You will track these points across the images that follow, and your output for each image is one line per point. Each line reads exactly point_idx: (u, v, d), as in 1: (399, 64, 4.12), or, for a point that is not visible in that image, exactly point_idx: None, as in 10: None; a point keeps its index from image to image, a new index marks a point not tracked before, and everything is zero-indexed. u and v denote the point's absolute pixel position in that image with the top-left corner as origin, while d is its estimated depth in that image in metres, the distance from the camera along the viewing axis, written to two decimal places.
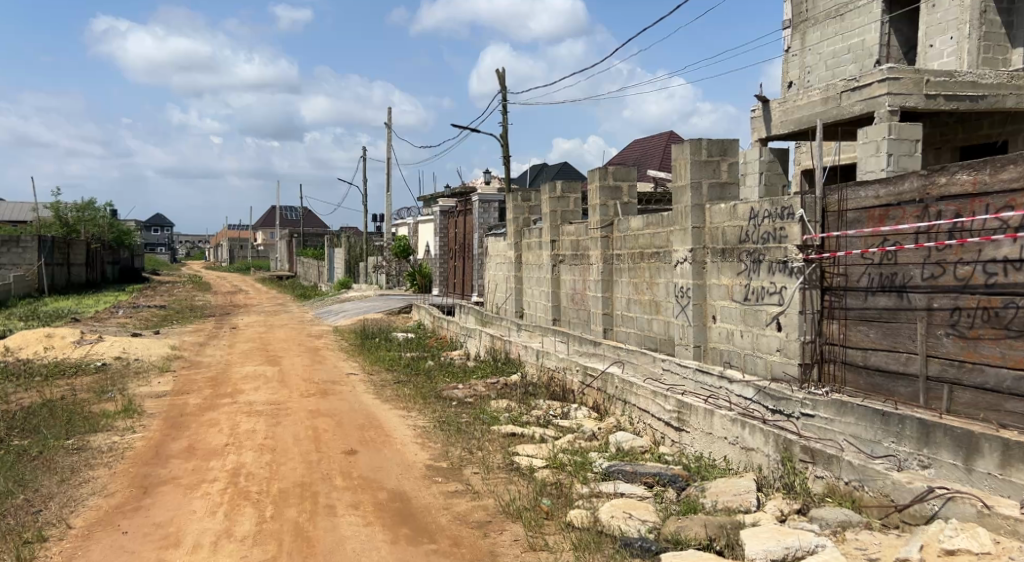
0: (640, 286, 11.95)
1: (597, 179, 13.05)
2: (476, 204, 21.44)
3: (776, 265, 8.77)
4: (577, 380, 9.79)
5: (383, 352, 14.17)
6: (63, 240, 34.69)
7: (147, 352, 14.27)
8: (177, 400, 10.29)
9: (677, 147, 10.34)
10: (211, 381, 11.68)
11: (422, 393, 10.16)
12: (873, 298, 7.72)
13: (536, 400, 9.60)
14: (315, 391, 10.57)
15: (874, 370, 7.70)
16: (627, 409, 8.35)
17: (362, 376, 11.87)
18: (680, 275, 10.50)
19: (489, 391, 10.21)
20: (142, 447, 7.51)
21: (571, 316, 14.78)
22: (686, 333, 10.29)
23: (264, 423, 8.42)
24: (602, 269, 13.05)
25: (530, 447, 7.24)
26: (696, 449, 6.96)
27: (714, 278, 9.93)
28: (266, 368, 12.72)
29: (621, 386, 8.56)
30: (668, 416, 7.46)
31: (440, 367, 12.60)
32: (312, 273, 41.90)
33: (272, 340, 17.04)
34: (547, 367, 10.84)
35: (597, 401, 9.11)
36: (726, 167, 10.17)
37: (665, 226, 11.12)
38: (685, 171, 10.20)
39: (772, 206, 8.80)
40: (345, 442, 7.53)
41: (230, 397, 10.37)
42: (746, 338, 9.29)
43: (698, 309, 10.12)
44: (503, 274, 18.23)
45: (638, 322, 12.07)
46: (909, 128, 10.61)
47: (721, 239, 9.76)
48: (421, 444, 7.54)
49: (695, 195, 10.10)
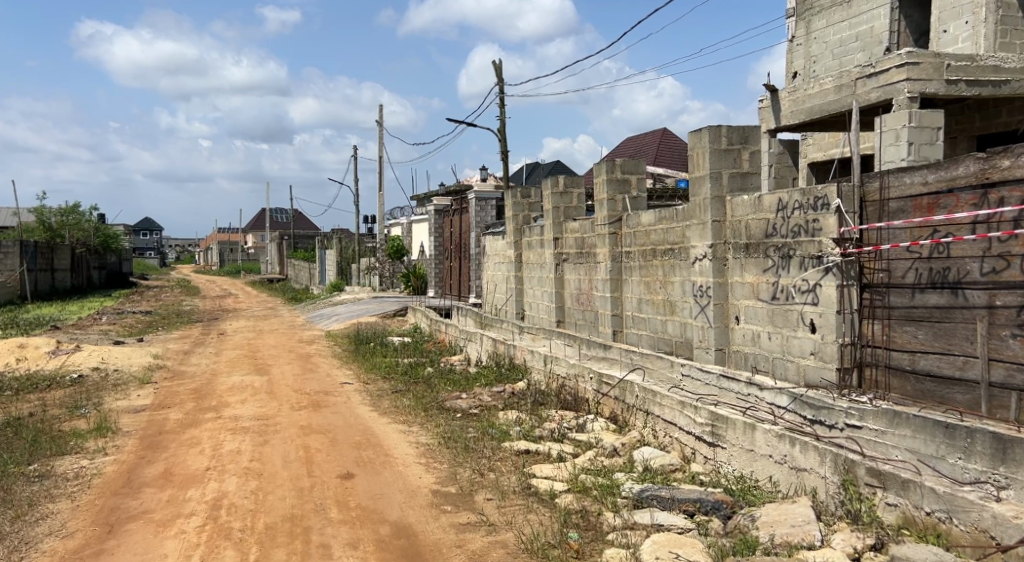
0: (653, 286, 11.23)
1: (603, 171, 12.30)
2: (472, 203, 20.72)
3: (808, 260, 8.03)
4: (590, 388, 9.04)
5: (379, 359, 13.40)
6: (46, 246, 33.80)
7: (128, 362, 13.45)
8: (157, 415, 9.49)
9: (693, 135, 9.62)
10: (194, 393, 10.89)
11: (423, 404, 9.40)
12: (921, 295, 7.00)
13: (547, 411, 8.86)
14: (307, 404, 9.78)
15: (924, 375, 6.97)
16: (651, 420, 7.61)
17: (357, 385, 11.11)
18: (698, 273, 9.78)
19: (496, 401, 9.46)
20: (113, 473, 6.72)
21: (576, 317, 14.06)
22: (706, 336, 9.56)
23: (250, 442, 7.65)
24: (611, 267, 12.32)
25: (548, 467, 6.49)
26: (734, 468, 6.23)
27: (736, 276, 9.20)
28: (255, 377, 11.93)
29: (642, 396, 7.83)
30: (699, 430, 6.73)
31: (440, 374, 11.84)
32: (303, 276, 41.02)
33: (261, 346, 16.23)
34: (556, 374, 10.09)
35: (615, 413, 8.37)
36: (747, 156, 9.46)
37: (680, 221, 10.39)
38: (703, 161, 9.47)
39: (804, 196, 8.07)
40: (341, 464, 6.77)
41: (216, 411, 9.59)
42: (775, 341, 8.55)
43: (719, 310, 9.40)
44: (502, 273, 17.49)
45: (651, 323, 11.34)
46: (932, 116, 9.82)
47: (745, 233, 9.03)
48: (425, 464, 6.78)
49: (714, 187, 9.37)
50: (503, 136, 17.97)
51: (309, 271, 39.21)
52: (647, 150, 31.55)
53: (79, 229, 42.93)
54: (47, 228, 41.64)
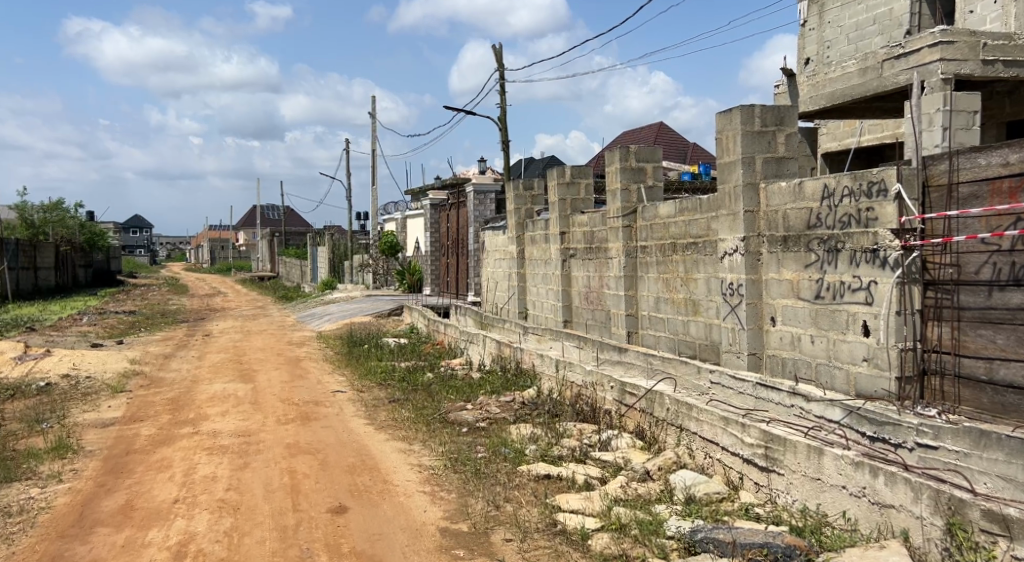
0: (674, 283, 10.33)
1: (616, 159, 11.40)
2: (470, 197, 19.77)
3: (861, 254, 7.08)
4: (611, 398, 8.11)
5: (374, 363, 12.43)
6: (28, 244, 32.67)
7: (102, 368, 12.45)
8: (126, 431, 8.50)
9: (722, 116, 8.68)
10: (171, 404, 9.91)
11: (424, 416, 8.46)
12: (1000, 294, 6.07)
13: (563, 424, 7.93)
14: (295, 418, 8.80)
15: (1005, 386, 6.05)
16: (686, 439, 6.69)
17: (350, 394, 10.16)
18: (728, 270, 8.86)
19: (505, 412, 8.50)
20: (64, 508, 5.77)
21: (585, 317, 13.14)
22: (737, 339, 8.65)
23: (228, 466, 6.69)
24: (625, 263, 11.38)
25: (575, 498, 5.53)
26: (795, 500, 5.29)
27: (772, 273, 8.28)
28: (238, 385, 10.94)
29: (675, 410, 6.89)
30: (748, 453, 5.79)
31: (441, 381, 10.87)
32: (294, 274, 40.01)
33: (248, 349, 15.22)
34: (570, 382, 9.15)
35: (642, 428, 7.42)
36: (783, 139, 8.52)
37: (705, 211, 9.49)
38: (735, 144, 8.54)
39: (854, 182, 7.12)
40: (331, 494, 5.82)
41: (193, 425, 8.62)
42: (820, 345, 7.62)
43: (753, 310, 8.48)
44: (504, 270, 16.55)
45: (671, 325, 10.45)
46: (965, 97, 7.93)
47: (783, 225, 8.11)
48: (430, 494, 5.83)
49: (747, 173, 8.44)
50: (503, 125, 17.00)
51: (300, 267, 38.22)
52: (644, 140, 30.60)
53: (62, 225, 41.79)
54: (29, 225, 40.54)
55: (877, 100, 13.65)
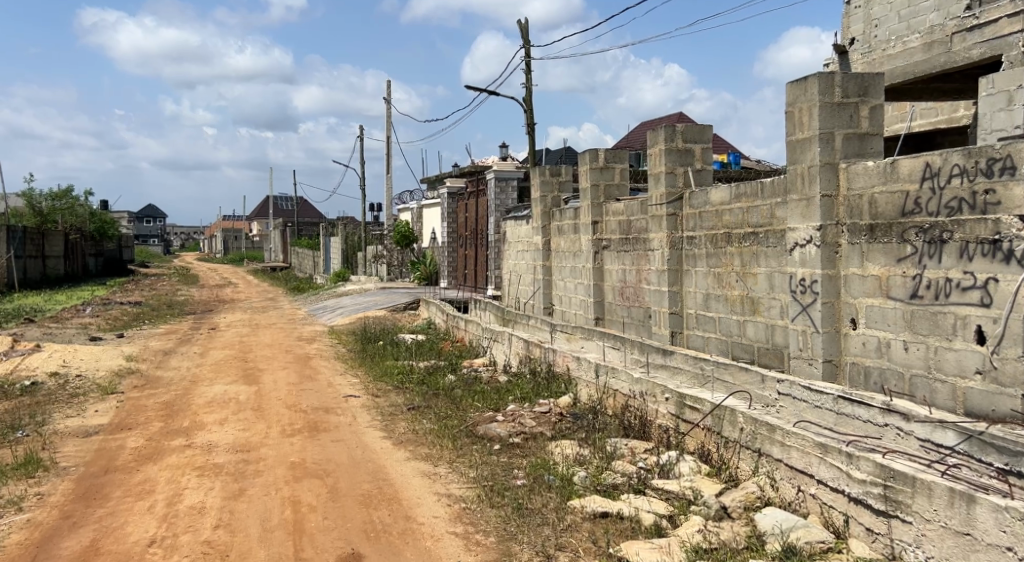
0: (727, 278, 9.21)
1: (660, 139, 10.24)
2: (491, 184, 18.65)
3: (976, 245, 6.00)
4: (666, 411, 7.02)
5: (390, 363, 11.33)
6: (36, 231, 31.78)
7: (95, 366, 11.39)
8: (109, 443, 7.42)
9: (796, 85, 7.57)
10: (164, 409, 8.85)
11: (448, 430, 7.37)
12: None
13: (612, 441, 6.84)
14: (301, 429, 7.71)
15: None
16: (767, 467, 5.59)
17: (364, 400, 9.09)
18: (798, 263, 7.72)
19: (541, 425, 7.39)
20: (16, 549, 4.73)
21: (620, 314, 12.03)
22: (810, 343, 7.53)
23: (220, 493, 5.62)
24: (669, 256, 10.25)
25: (645, 548, 4.46)
26: (929, 557, 4.23)
27: (855, 267, 7.15)
28: (240, 387, 9.86)
29: (753, 430, 5.80)
30: (857, 491, 4.67)
31: (465, 384, 9.77)
32: (306, 265, 39.00)
33: (254, 345, 14.14)
34: (615, 390, 8.04)
35: (708, 450, 6.32)
36: (867, 112, 7.37)
37: (770, 197, 8.38)
38: (811, 119, 7.41)
39: (967, 159, 6.03)
40: (342, 537, 4.81)
41: (187, 437, 7.57)
42: (916, 354, 6.49)
43: (829, 310, 7.35)
44: (528, 262, 15.43)
45: (723, 324, 9.34)
46: None
47: (869, 212, 7.00)
48: (463, 538, 4.82)
49: (824, 151, 7.33)
50: (530, 106, 15.87)
51: (313, 259, 37.19)
52: None
53: (71, 214, 40.95)
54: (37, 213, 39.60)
55: (935, 80, 12.47)
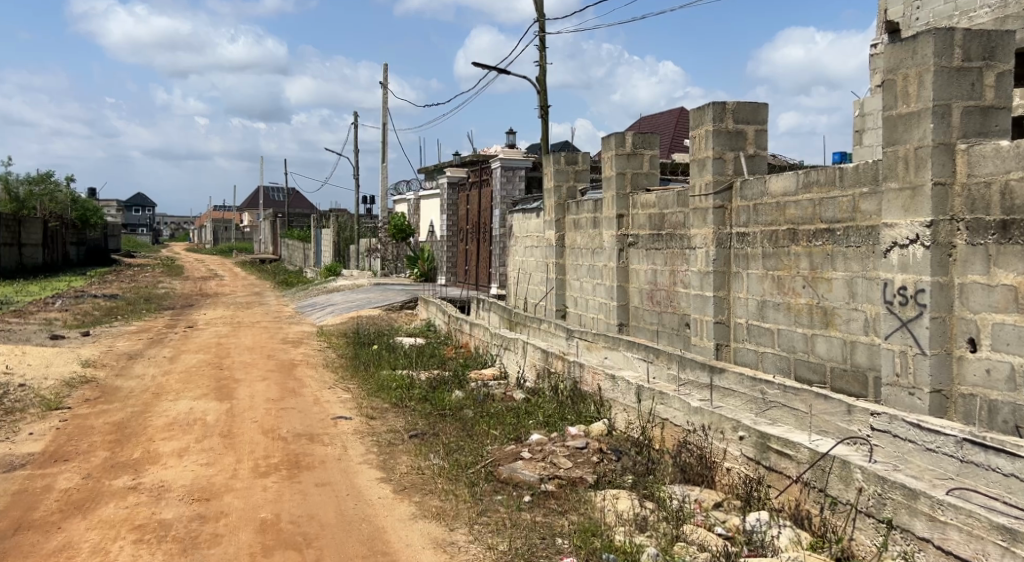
0: (791, 284, 7.72)
1: (707, 119, 8.74)
2: (496, 173, 17.08)
3: None
4: (740, 455, 5.52)
5: (386, 374, 9.81)
6: (12, 218, 29.99)
7: (44, 373, 9.81)
8: (34, 481, 5.89)
9: (901, 46, 6.08)
10: (112, 433, 7.29)
11: (461, 472, 5.87)
12: None
13: (674, 492, 5.33)
14: (277, 466, 6.19)
15: None
16: (904, 547, 4.18)
17: (358, 424, 7.58)
18: (895, 266, 6.19)
19: (579, 466, 5.89)
20: None
21: (649, 321, 10.54)
22: (911, 368, 6.02)
23: None
24: (714, 255, 8.73)
25: None
26: None
27: (980, 274, 5.66)
28: (210, 405, 8.32)
29: (881, 495, 4.34)
30: None
31: (475, 404, 8.26)
32: (297, 257, 37.31)
33: (233, 349, 12.58)
34: (666, 421, 6.55)
35: (806, 512, 4.85)
36: (993, 80, 5.87)
37: (856, 186, 6.89)
38: (921, 88, 5.92)
39: None
40: None
41: (134, 474, 6.04)
42: None
43: (940, 328, 5.85)
44: (539, 260, 13.93)
45: (783, 338, 7.85)
46: None
47: (1000, 204, 5.55)
48: None
49: (939, 128, 5.84)
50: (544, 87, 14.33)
51: (303, 252, 35.55)
52: None
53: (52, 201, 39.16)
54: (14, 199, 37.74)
55: None
